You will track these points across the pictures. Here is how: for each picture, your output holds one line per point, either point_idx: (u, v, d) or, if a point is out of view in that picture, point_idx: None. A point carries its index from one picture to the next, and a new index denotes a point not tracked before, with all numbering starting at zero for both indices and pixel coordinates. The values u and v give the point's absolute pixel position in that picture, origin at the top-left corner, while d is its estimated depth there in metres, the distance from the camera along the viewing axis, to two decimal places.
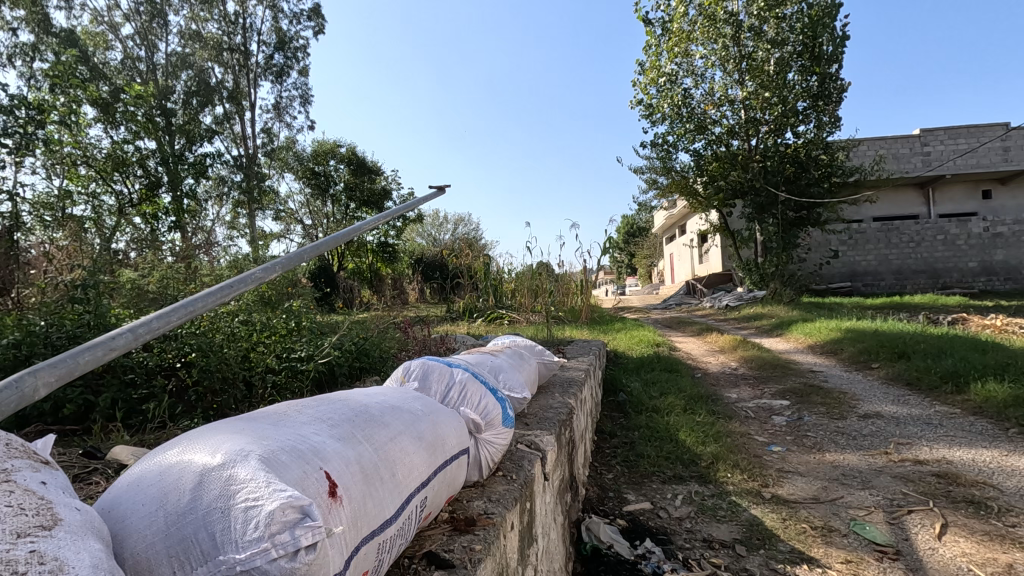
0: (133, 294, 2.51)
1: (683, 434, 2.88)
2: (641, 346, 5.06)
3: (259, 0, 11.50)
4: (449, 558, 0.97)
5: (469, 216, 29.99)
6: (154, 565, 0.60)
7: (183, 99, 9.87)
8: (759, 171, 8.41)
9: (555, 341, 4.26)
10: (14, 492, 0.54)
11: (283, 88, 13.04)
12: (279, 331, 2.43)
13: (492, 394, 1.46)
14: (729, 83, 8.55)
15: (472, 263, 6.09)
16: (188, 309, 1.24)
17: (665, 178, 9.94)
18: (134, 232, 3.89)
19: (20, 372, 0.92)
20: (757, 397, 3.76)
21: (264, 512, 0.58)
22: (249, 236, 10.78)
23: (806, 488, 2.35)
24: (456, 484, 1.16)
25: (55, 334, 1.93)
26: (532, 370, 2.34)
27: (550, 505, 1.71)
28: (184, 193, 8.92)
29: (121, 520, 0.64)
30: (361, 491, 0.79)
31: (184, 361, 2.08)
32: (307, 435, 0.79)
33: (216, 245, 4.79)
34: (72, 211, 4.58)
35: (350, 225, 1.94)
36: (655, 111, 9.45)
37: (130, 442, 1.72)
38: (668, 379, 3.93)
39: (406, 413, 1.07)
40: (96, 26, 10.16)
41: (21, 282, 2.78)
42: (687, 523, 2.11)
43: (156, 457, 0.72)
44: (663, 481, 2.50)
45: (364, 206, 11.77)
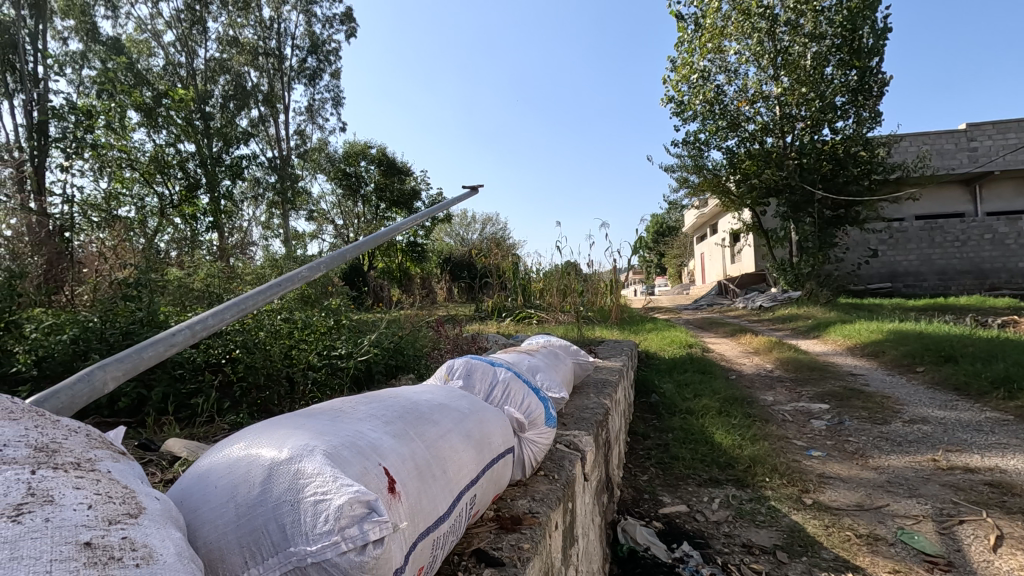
0: (180, 292, 2.59)
1: (718, 436, 2.84)
2: (673, 347, 4.99)
3: (293, 5, 11.75)
4: (498, 556, 0.97)
5: (496, 216, 30.05)
6: (226, 554, 0.62)
7: (221, 103, 10.16)
8: (794, 169, 8.18)
9: (586, 341, 4.23)
10: (100, 481, 0.58)
11: (316, 91, 13.30)
12: (319, 329, 2.49)
13: (534, 393, 1.47)
14: (764, 78, 8.35)
15: (501, 263, 6.11)
16: (239, 308, 1.27)
17: (696, 176, 9.79)
18: (176, 232, 4.03)
19: (90, 366, 0.96)
20: (794, 400, 3.67)
21: (333, 506, 0.59)
22: (283, 236, 11.03)
23: (849, 495, 2.28)
24: (502, 482, 1.16)
25: (109, 329, 2.01)
26: (568, 370, 2.33)
27: (588, 506, 1.71)
28: (221, 194, 9.18)
29: (194, 509, 0.66)
30: (416, 488, 0.80)
31: (230, 357, 2.14)
32: (364, 431, 0.81)
33: (252, 245, 4.92)
34: (118, 211, 4.77)
35: (386, 226, 1.96)
36: (687, 109, 9.29)
37: (181, 434, 1.78)
38: (702, 381, 3.87)
39: (454, 411, 1.08)
40: (141, 34, 10.56)
41: (74, 279, 2.90)
42: (726, 527, 2.07)
43: (222, 451, 0.74)
44: (699, 483, 2.47)
45: (394, 206, 11.93)
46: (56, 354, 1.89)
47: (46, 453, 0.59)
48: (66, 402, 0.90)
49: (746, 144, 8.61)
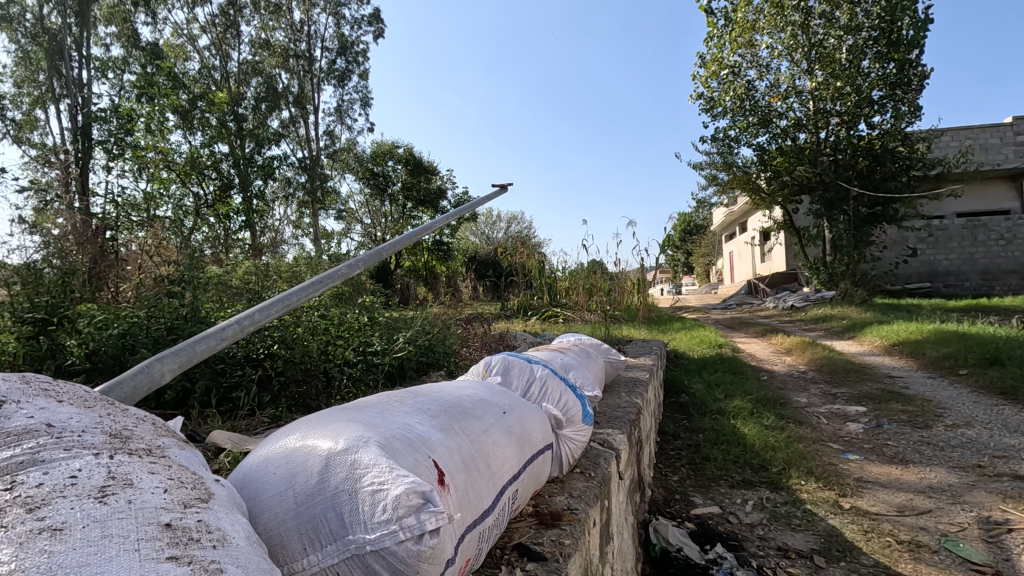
0: (220, 289, 2.67)
1: (751, 437, 2.78)
2: (702, 347, 4.92)
3: (323, 7, 11.93)
4: (540, 551, 0.98)
5: (522, 215, 30.06)
6: (286, 541, 0.64)
7: (253, 104, 10.38)
8: (829, 165, 7.90)
9: (614, 340, 4.20)
10: (172, 466, 0.61)
11: (344, 92, 13.48)
12: (354, 327, 2.53)
13: (571, 391, 1.48)
14: (797, 73, 8.18)
15: (527, 261, 6.10)
16: (284, 303, 1.30)
17: (726, 174, 9.65)
18: (210, 232, 4.13)
19: (149, 359, 1.00)
20: (830, 402, 3.57)
21: (391, 496, 0.61)
22: (313, 234, 11.23)
23: (889, 501, 2.21)
24: (541, 478, 1.17)
25: (154, 325, 2.07)
26: (599, 368, 2.31)
27: (622, 505, 1.71)
28: (253, 194, 9.40)
29: (255, 495, 0.68)
30: (463, 480, 0.82)
31: (269, 353, 2.19)
32: (412, 425, 0.83)
33: (283, 243, 5.02)
34: (157, 211, 4.93)
35: (418, 225, 1.98)
36: (716, 105, 9.14)
37: (224, 427, 1.84)
38: (733, 381, 3.81)
39: (496, 405, 1.09)
40: (177, 38, 10.87)
41: (119, 277, 3.01)
42: (760, 530, 2.04)
43: (279, 442, 0.77)
44: (731, 485, 2.43)
45: (421, 205, 12.06)
46: (106, 347, 1.94)
47: (120, 439, 0.62)
48: (129, 392, 0.95)
49: (778, 141, 8.48)
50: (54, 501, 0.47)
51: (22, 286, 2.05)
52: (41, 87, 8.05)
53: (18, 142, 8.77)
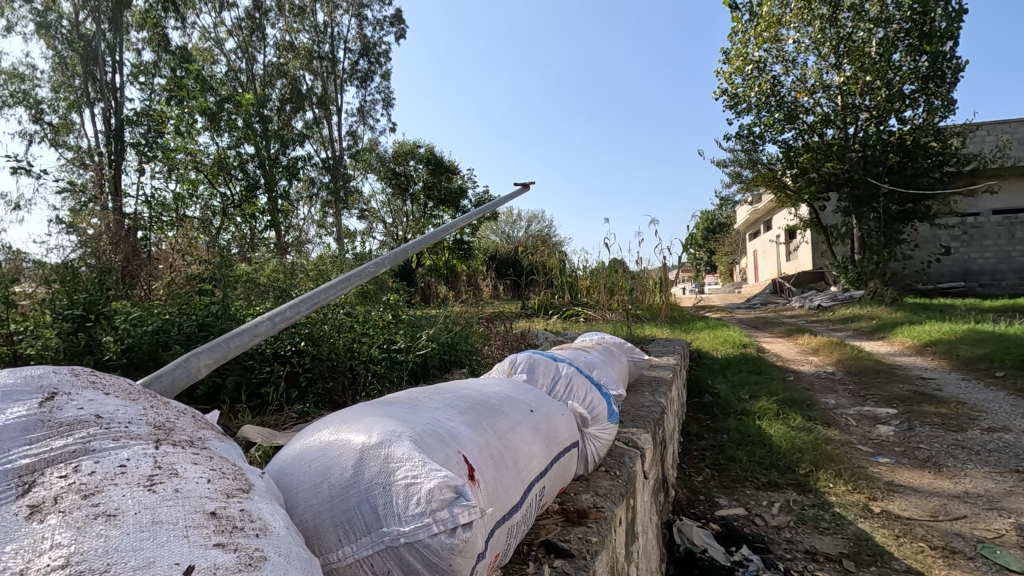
0: (249, 288, 2.73)
1: (777, 439, 2.74)
2: (726, 346, 4.85)
3: (346, 9, 12.07)
4: (568, 548, 0.98)
5: (542, 214, 29.99)
6: (321, 532, 0.66)
7: (278, 105, 10.54)
8: (858, 161, 7.71)
9: (637, 339, 4.17)
10: (213, 458, 0.63)
11: (367, 92, 13.59)
12: (378, 324, 2.56)
13: (597, 389, 1.48)
14: (825, 67, 8.02)
15: (548, 260, 6.10)
16: (313, 301, 1.32)
17: (751, 171, 9.50)
18: (237, 232, 4.21)
19: (186, 354, 1.03)
20: (859, 403, 3.49)
21: (424, 489, 0.62)
22: (336, 233, 11.37)
23: (921, 505, 2.16)
24: (568, 475, 1.17)
25: (185, 321, 2.13)
26: (623, 367, 2.30)
27: (647, 504, 1.70)
28: (278, 194, 9.55)
29: (290, 487, 0.70)
30: (492, 475, 0.83)
31: (297, 349, 2.23)
32: (443, 421, 0.84)
33: (307, 243, 5.10)
34: (185, 212, 5.04)
35: (442, 224, 1.99)
36: (741, 102, 8.99)
37: (253, 422, 1.89)
38: (758, 381, 3.75)
39: (522, 402, 1.10)
40: (205, 42, 11.10)
41: (152, 275, 3.10)
42: (787, 533, 2.01)
43: (313, 435, 0.78)
44: (757, 487, 2.40)
45: (442, 205, 12.13)
46: (141, 343, 2.00)
47: (163, 431, 0.64)
48: (167, 386, 0.97)
49: (804, 137, 8.36)
50: (106, 489, 0.49)
51: (61, 283, 2.11)
52: (76, 92, 8.31)
53: (54, 145, 9.07)
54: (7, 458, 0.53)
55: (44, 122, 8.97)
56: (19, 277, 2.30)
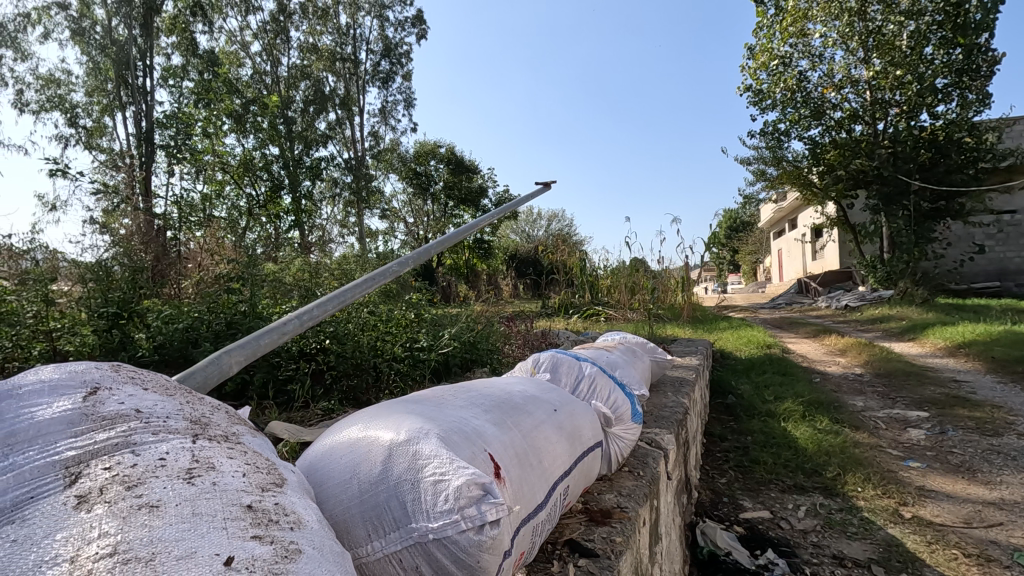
0: (275, 287, 2.78)
1: (804, 442, 2.69)
2: (750, 347, 4.78)
3: (368, 11, 12.19)
4: (592, 547, 0.98)
5: (562, 213, 29.87)
6: (351, 527, 0.67)
7: (302, 107, 10.70)
8: (887, 157, 7.49)
9: (658, 338, 4.13)
10: (247, 453, 0.64)
11: (388, 92, 13.70)
12: (402, 322, 2.59)
13: (620, 389, 1.47)
14: (853, 62, 7.85)
15: (569, 259, 6.08)
16: (339, 300, 1.34)
17: (776, 168, 9.34)
18: (262, 231, 4.29)
19: (218, 351, 1.05)
20: (888, 406, 3.40)
21: (452, 487, 0.63)
22: (358, 233, 11.48)
23: (955, 511, 2.10)
24: (591, 475, 1.17)
25: (215, 320, 2.19)
26: (645, 367, 2.29)
27: (670, 506, 1.69)
28: (302, 194, 9.69)
29: (320, 483, 0.71)
30: (517, 474, 0.83)
31: (322, 347, 2.26)
32: (469, 419, 0.84)
33: (330, 242, 5.17)
34: (211, 211, 5.15)
35: (465, 223, 2.01)
36: (765, 98, 8.84)
37: (280, 418, 1.93)
38: (783, 382, 3.68)
39: (546, 401, 1.10)
40: (231, 45, 11.32)
41: (182, 274, 3.18)
42: (814, 537, 1.97)
43: (342, 432, 0.80)
44: (782, 489, 2.36)
45: (462, 204, 12.18)
46: (173, 340, 2.06)
47: (199, 425, 0.66)
48: (201, 381, 1.00)
49: (831, 134, 8.22)
50: (149, 481, 0.51)
51: (96, 283, 2.18)
52: (109, 96, 8.55)
53: (88, 148, 9.35)
54: (53, 450, 0.56)
55: (79, 126, 9.25)
56: (57, 276, 2.37)
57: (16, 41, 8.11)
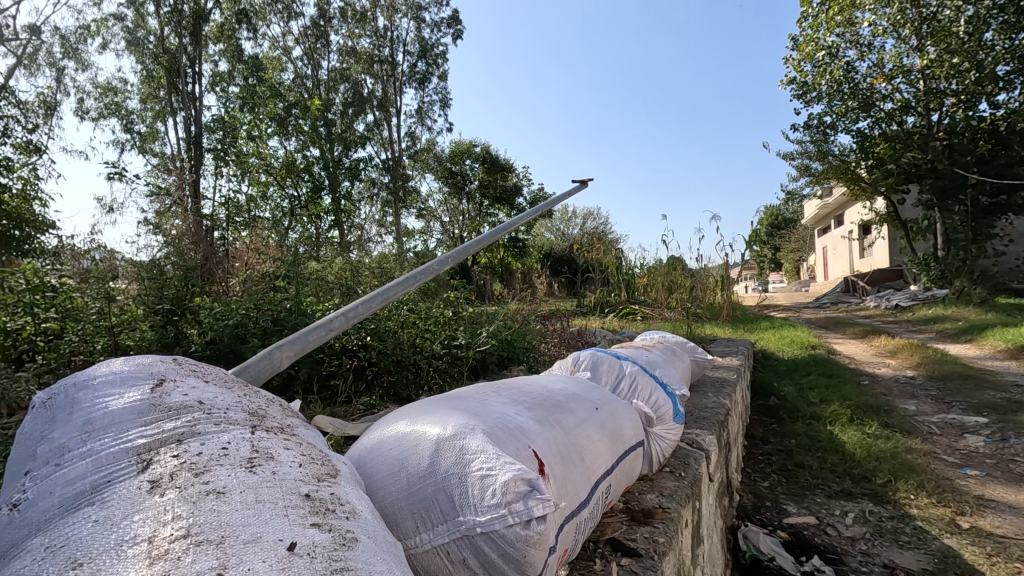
0: (319, 285, 2.86)
1: (852, 446, 2.59)
2: (793, 347, 4.65)
3: (405, 12, 12.34)
4: (635, 547, 0.97)
5: (597, 211, 29.61)
6: (400, 519, 0.69)
7: (341, 109, 10.97)
8: (942, 149, 7.09)
9: (697, 338, 4.06)
10: (302, 444, 0.67)
11: (425, 93, 13.83)
12: (441, 320, 2.63)
13: (662, 389, 1.45)
14: (904, 50, 7.52)
15: (604, 257, 6.03)
16: (382, 297, 1.37)
17: (821, 162, 9.05)
18: (304, 231, 4.40)
19: (270, 347, 1.09)
20: (943, 411, 3.25)
21: (500, 481, 0.63)
22: (395, 232, 11.66)
23: (1018, 523, 1.99)
24: (632, 474, 1.16)
25: (261, 317, 2.26)
26: (686, 366, 2.24)
27: (711, 508, 1.66)
28: (341, 194, 9.91)
29: (369, 475, 0.73)
30: (560, 470, 0.84)
31: (363, 344, 2.31)
32: (512, 415, 0.85)
33: (368, 241, 5.27)
34: (256, 211, 5.32)
35: (502, 221, 2.01)
36: (810, 90, 8.55)
37: (325, 413, 1.99)
38: (829, 384, 3.56)
39: (588, 400, 1.10)
40: (274, 51, 11.66)
41: (231, 272, 3.30)
42: (863, 544, 1.90)
43: (390, 426, 0.82)
44: (828, 495, 2.28)
45: (497, 202, 12.22)
46: (222, 338, 2.14)
47: (258, 417, 0.69)
48: (254, 375, 1.04)
49: (881, 126, 7.96)
50: (214, 469, 0.54)
51: (150, 282, 2.30)
52: (162, 102, 8.94)
53: (142, 152, 9.81)
54: (125, 438, 0.59)
55: (133, 131, 9.71)
56: (117, 275, 2.50)
57: (77, 52, 8.56)
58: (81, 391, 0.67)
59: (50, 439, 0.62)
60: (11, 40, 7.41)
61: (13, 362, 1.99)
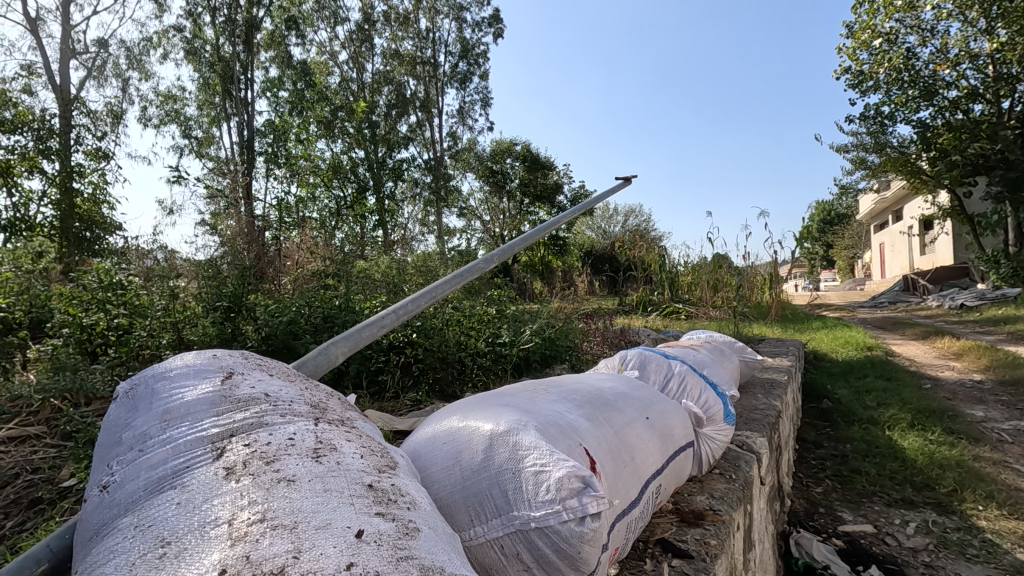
0: (367, 283, 2.92)
1: (913, 453, 2.47)
2: (847, 348, 4.46)
3: (446, 13, 12.46)
4: (686, 549, 0.96)
5: (639, 208, 29.17)
6: (454, 512, 0.70)
7: (385, 111, 11.20)
8: (1013, 139, 6.64)
9: (745, 338, 3.95)
10: (362, 436, 0.69)
11: (466, 92, 13.91)
12: (484, 318, 2.65)
13: (712, 388, 1.42)
14: (971, 34, 7.08)
15: (648, 255, 5.93)
16: (430, 296, 1.39)
17: (878, 155, 8.63)
18: (350, 231, 4.51)
19: (326, 342, 1.13)
20: (1014, 417, 3.05)
21: (553, 478, 0.64)
22: (437, 231, 11.81)
23: None
24: (682, 475, 1.14)
25: (313, 313, 2.32)
26: (734, 367, 2.19)
27: (763, 512, 1.61)
28: (385, 194, 10.11)
29: (424, 468, 0.75)
30: (610, 468, 0.83)
31: (409, 341, 2.36)
32: (562, 413, 0.86)
33: (411, 240, 5.35)
34: (305, 212, 5.49)
35: (547, 219, 2.01)
36: (866, 79, 8.16)
37: (373, 407, 2.05)
38: (887, 387, 3.40)
39: (637, 400, 1.09)
40: (321, 56, 11.99)
41: (284, 271, 3.42)
42: (925, 556, 1.81)
43: (442, 422, 0.83)
44: (887, 503, 2.18)
45: (538, 201, 12.21)
46: (277, 333, 2.20)
47: (319, 410, 0.71)
48: (312, 370, 1.08)
49: (944, 115, 7.52)
50: (283, 458, 0.56)
51: (209, 281, 2.41)
52: (217, 108, 9.34)
53: (199, 156, 10.27)
54: (200, 426, 0.62)
55: (191, 137, 10.18)
56: (178, 273, 2.63)
57: (141, 63, 9.04)
58: (159, 382, 0.72)
59: (133, 427, 0.66)
60: (82, 53, 7.89)
61: (88, 355, 2.12)
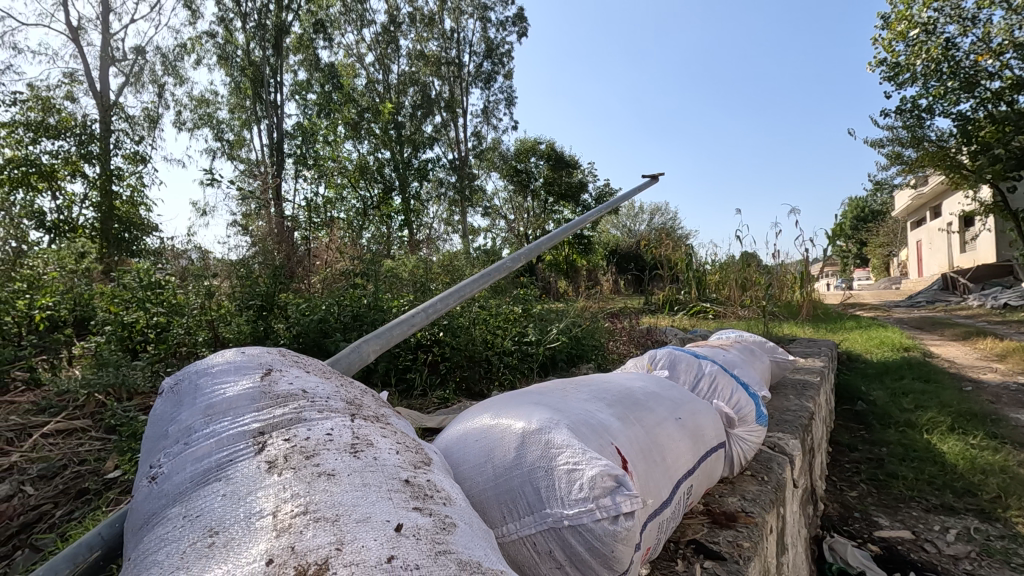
0: (394, 282, 2.96)
1: (954, 458, 2.38)
2: (883, 349, 4.33)
3: (471, 13, 12.49)
4: (719, 550, 0.95)
5: (665, 206, 28.79)
6: (487, 508, 0.71)
7: (411, 112, 11.29)
8: None
9: (775, 338, 3.87)
10: (395, 432, 0.70)
11: (491, 92, 13.93)
12: (511, 317, 2.66)
13: (743, 389, 1.40)
14: (1016, 22, 6.80)
15: (675, 253, 5.86)
16: (458, 295, 1.40)
17: (916, 149, 8.33)
18: (376, 230, 4.57)
19: (357, 341, 1.15)
20: None
21: (586, 477, 0.64)
22: (461, 231, 11.88)
23: None
24: (714, 476, 1.13)
25: (342, 312, 2.35)
26: (765, 367, 2.15)
27: (795, 515, 1.57)
28: (410, 194, 10.20)
29: (457, 464, 0.76)
30: (642, 467, 0.83)
31: (436, 339, 2.38)
32: (593, 412, 0.86)
33: (436, 240, 5.39)
34: (332, 212, 5.57)
35: (574, 218, 2.00)
36: (902, 71, 7.88)
37: (401, 405, 2.08)
38: (925, 389, 3.29)
39: (668, 400, 1.08)
40: (348, 58, 12.15)
41: (313, 270, 3.49)
42: (966, 564, 1.75)
43: (473, 420, 0.84)
44: (926, 509, 2.11)
45: (562, 199, 12.16)
46: (308, 331, 2.24)
47: (355, 406, 0.73)
48: (344, 367, 1.10)
49: (987, 107, 7.23)
50: (322, 452, 0.58)
51: (243, 280, 2.47)
52: (248, 111, 9.55)
53: (231, 158, 10.53)
54: (242, 421, 0.64)
55: (223, 140, 10.45)
56: (213, 273, 2.71)
57: (175, 68, 9.30)
58: (202, 378, 0.74)
59: (179, 421, 0.69)
60: (121, 61, 8.17)
61: (129, 352, 2.21)
